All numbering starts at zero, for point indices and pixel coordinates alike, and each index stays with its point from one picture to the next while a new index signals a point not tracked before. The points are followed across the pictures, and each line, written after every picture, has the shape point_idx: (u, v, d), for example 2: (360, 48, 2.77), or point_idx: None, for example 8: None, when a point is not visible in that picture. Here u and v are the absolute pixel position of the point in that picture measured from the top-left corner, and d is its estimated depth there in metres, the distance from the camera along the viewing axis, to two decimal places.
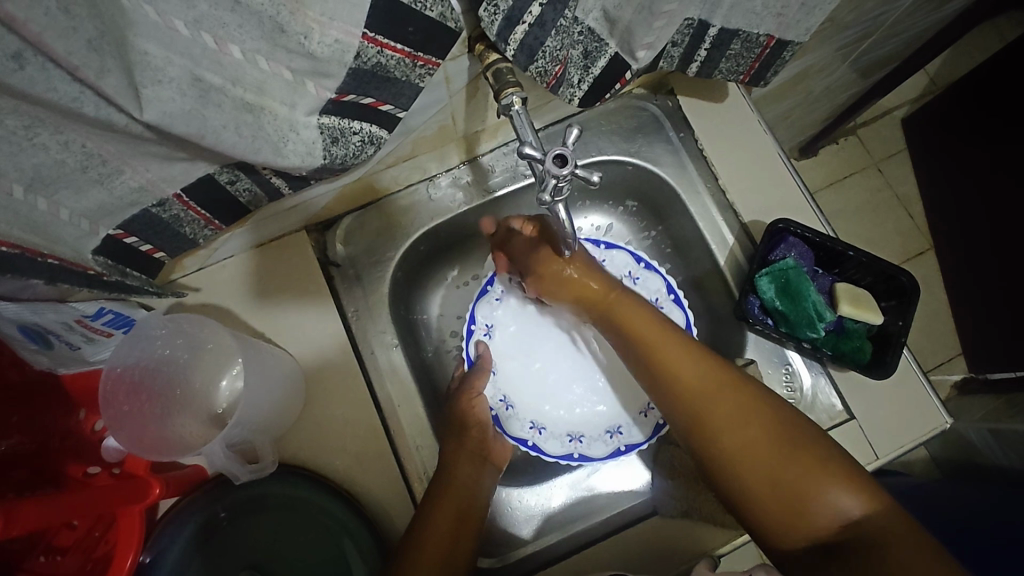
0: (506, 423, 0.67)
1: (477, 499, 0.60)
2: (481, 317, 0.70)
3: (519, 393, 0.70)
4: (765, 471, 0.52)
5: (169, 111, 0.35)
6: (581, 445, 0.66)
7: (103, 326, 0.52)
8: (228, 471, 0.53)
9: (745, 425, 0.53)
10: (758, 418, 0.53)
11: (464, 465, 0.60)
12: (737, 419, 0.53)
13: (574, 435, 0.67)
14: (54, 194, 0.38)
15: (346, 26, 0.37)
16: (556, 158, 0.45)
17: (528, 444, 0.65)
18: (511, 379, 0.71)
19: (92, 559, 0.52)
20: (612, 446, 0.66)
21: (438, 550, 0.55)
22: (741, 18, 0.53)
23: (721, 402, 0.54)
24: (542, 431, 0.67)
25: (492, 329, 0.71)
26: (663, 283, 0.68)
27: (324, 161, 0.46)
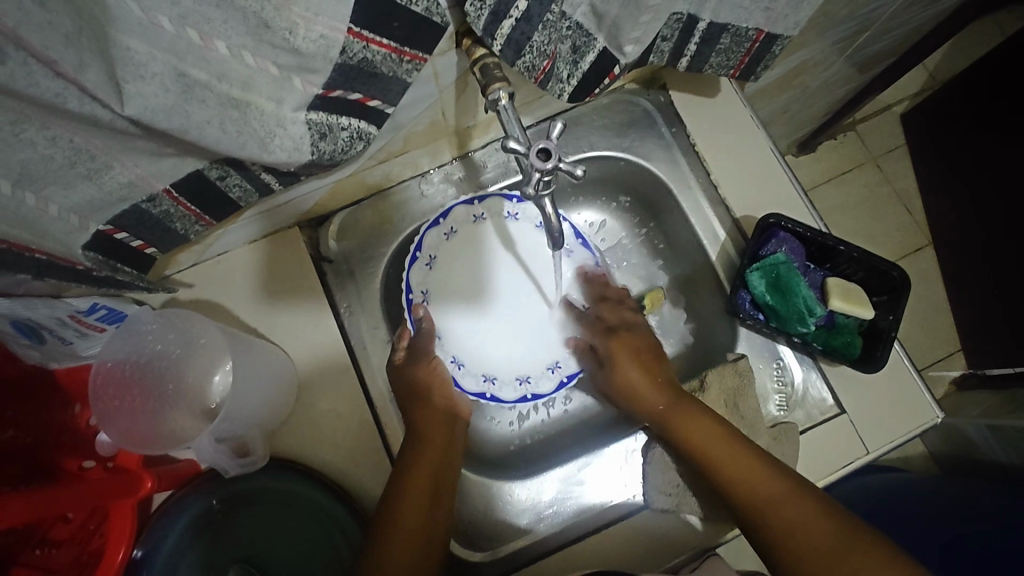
0: (461, 380, 0.66)
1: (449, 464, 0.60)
2: (416, 283, 0.67)
3: (466, 349, 0.68)
4: (804, 550, 0.50)
5: (151, 106, 0.35)
6: (531, 384, 0.68)
7: (95, 321, 0.52)
8: (217, 464, 0.53)
9: (787, 500, 0.53)
10: (799, 503, 0.53)
11: (433, 429, 0.61)
12: (778, 500, 0.53)
13: (522, 377, 0.68)
14: (44, 190, 0.38)
15: (331, 21, 0.37)
16: (540, 152, 0.45)
17: (486, 397, 0.66)
18: (455, 339, 0.68)
19: (88, 551, 0.52)
20: (557, 380, 0.68)
21: (414, 540, 0.54)
22: (730, 12, 0.53)
23: (764, 490, 0.54)
24: (495, 380, 0.67)
25: (428, 293, 0.67)
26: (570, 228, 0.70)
27: (312, 156, 0.46)
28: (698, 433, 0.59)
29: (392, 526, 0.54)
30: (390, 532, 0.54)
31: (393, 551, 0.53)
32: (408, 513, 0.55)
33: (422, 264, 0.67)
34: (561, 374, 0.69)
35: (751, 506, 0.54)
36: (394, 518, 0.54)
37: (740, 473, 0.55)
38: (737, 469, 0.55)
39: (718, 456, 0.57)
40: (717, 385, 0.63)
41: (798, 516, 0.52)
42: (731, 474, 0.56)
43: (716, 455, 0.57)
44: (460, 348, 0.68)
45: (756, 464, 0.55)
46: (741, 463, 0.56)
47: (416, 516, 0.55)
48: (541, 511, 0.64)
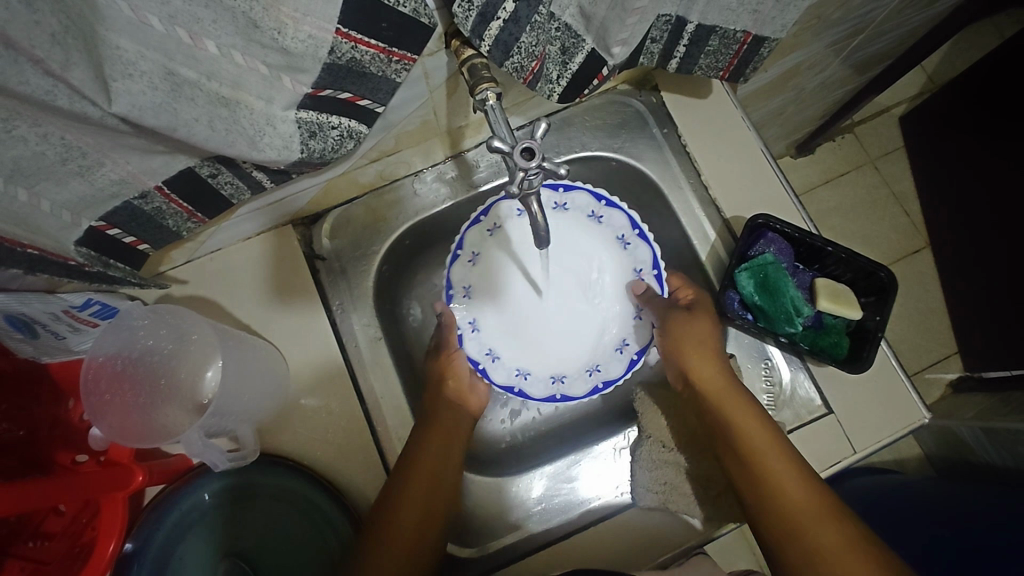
0: (491, 373, 0.68)
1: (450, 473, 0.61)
2: (459, 280, 0.70)
3: (504, 342, 0.70)
4: (801, 548, 0.52)
5: (139, 104, 0.36)
6: (564, 386, 0.68)
7: (90, 316, 0.54)
8: (205, 458, 0.53)
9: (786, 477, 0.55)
10: (814, 503, 0.53)
11: (436, 433, 0.62)
12: (794, 495, 0.54)
13: (557, 376, 0.69)
14: (35, 185, 0.39)
15: (319, 21, 0.38)
16: (523, 151, 0.46)
17: (514, 392, 0.68)
18: (494, 332, 0.70)
19: (80, 543, 0.53)
20: (591, 384, 0.68)
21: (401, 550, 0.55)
22: (718, 14, 0.53)
23: (785, 482, 0.55)
24: (528, 376, 0.69)
25: (471, 289, 0.70)
26: (627, 219, 0.69)
27: (301, 154, 0.47)
28: (745, 424, 0.58)
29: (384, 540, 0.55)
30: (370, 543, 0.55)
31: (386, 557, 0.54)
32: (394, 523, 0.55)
33: (464, 262, 0.70)
34: (596, 379, 0.68)
35: (765, 500, 0.55)
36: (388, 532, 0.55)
37: (770, 466, 0.56)
38: (757, 442, 0.57)
39: (758, 446, 0.57)
40: None
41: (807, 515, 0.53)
42: (764, 467, 0.56)
43: (753, 448, 0.57)
44: (497, 341, 0.70)
45: (787, 460, 0.56)
46: (773, 458, 0.56)
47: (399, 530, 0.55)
48: (529, 508, 0.65)
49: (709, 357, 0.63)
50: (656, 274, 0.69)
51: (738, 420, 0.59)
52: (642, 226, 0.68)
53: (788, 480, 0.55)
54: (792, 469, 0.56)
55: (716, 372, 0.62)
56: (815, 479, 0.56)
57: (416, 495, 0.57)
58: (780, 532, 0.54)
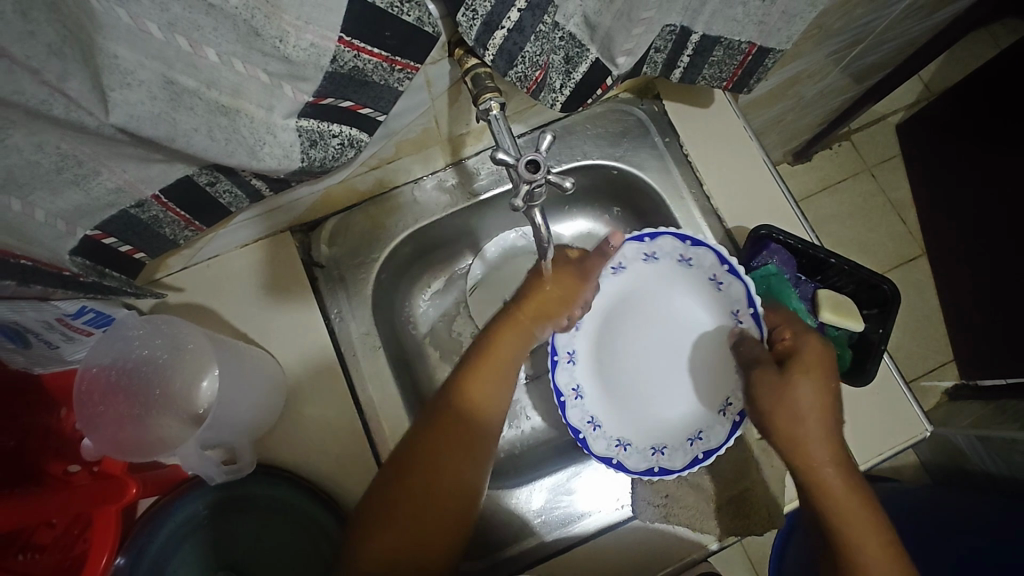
0: (593, 442, 0.64)
1: (468, 492, 0.56)
2: (563, 346, 0.68)
3: (607, 412, 0.67)
4: None
5: (136, 114, 0.35)
6: (663, 458, 0.64)
7: (83, 325, 0.52)
8: (202, 472, 0.53)
9: (872, 540, 0.49)
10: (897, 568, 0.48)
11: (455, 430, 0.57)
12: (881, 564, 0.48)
13: (657, 446, 0.65)
14: (29, 195, 0.38)
15: (322, 29, 0.37)
16: (528, 164, 0.46)
17: (613, 463, 0.62)
18: (600, 401, 0.67)
19: (71, 557, 0.52)
20: (691, 455, 0.63)
21: (394, 545, 0.52)
22: (722, 25, 0.53)
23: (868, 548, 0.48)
24: (628, 446, 0.64)
25: (575, 354, 0.68)
26: (716, 255, 0.64)
27: (302, 163, 0.46)
28: (832, 479, 0.50)
29: (375, 535, 0.52)
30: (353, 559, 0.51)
31: (375, 546, 0.52)
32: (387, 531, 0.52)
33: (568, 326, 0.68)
34: (697, 449, 0.63)
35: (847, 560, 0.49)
36: (379, 529, 0.52)
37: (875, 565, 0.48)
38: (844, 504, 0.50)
39: (843, 510, 0.50)
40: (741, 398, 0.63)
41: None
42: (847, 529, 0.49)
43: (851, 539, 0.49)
44: (600, 410, 0.67)
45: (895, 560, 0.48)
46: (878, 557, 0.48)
47: (386, 537, 0.52)
48: (529, 520, 0.64)
49: (815, 424, 0.51)
50: (755, 310, 0.62)
51: (843, 508, 0.50)
52: (729, 263, 0.62)
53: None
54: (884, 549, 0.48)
55: (819, 436, 0.51)
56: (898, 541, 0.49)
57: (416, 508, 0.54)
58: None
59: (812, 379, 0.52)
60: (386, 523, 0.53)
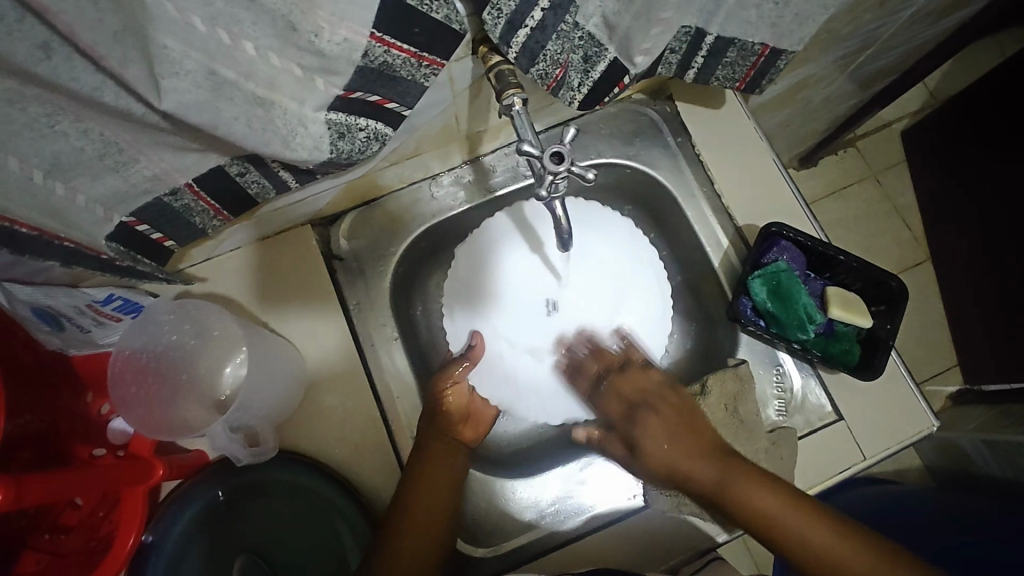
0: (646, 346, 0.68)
1: (460, 465, 0.62)
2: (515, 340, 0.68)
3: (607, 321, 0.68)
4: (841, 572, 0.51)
5: (184, 101, 0.36)
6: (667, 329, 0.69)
7: (113, 311, 0.55)
8: (228, 451, 0.56)
9: (788, 515, 0.54)
10: (821, 525, 0.53)
11: (436, 444, 0.61)
12: (802, 527, 0.53)
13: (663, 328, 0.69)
14: (71, 180, 0.40)
15: (355, 26, 0.39)
16: (553, 155, 0.48)
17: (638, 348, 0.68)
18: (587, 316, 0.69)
19: (96, 537, 0.53)
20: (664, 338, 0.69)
21: (414, 551, 0.56)
22: (736, 27, 0.54)
23: (783, 521, 0.54)
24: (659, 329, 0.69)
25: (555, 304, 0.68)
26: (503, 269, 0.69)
27: (331, 155, 0.48)
28: (727, 479, 0.56)
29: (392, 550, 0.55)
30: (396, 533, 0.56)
31: (402, 553, 0.55)
32: (418, 504, 0.58)
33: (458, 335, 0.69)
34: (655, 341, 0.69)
35: (780, 539, 0.54)
36: (395, 539, 0.56)
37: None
38: (742, 494, 0.55)
39: (754, 500, 0.55)
40: (718, 390, 0.64)
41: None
42: (763, 517, 0.54)
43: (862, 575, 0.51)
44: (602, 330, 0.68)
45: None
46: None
47: (425, 505, 0.58)
48: (543, 509, 0.65)
49: (678, 445, 0.59)
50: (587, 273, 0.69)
51: (829, 551, 0.52)
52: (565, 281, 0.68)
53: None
54: (798, 510, 0.54)
55: (683, 450, 0.59)
56: (805, 499, 0.55)
57: (422, 523, 0.57)
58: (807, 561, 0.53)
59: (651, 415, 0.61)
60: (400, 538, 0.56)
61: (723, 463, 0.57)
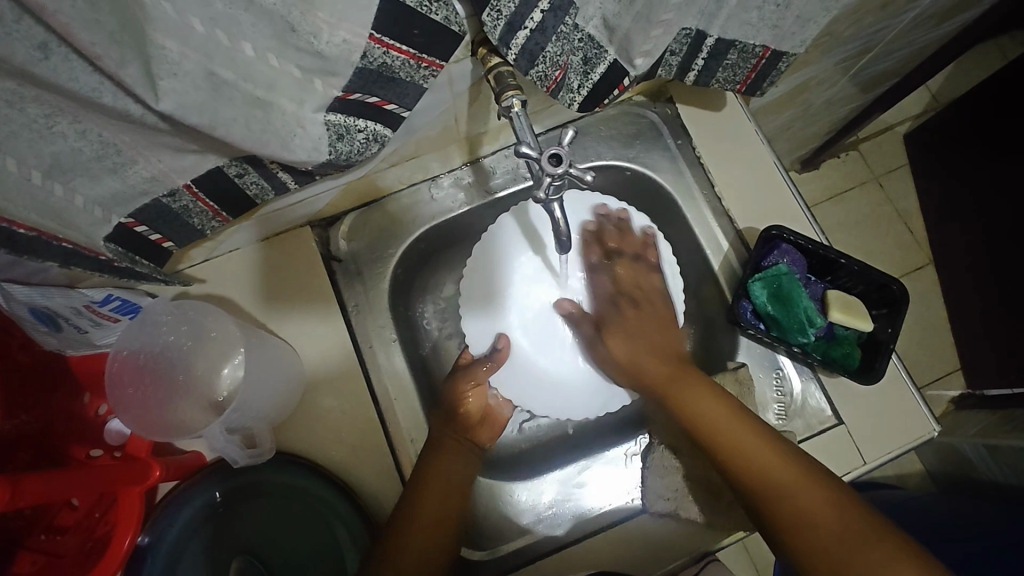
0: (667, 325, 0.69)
1: (468, 463, 0.63)
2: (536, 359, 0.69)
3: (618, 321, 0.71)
4: (777, 488, 0.56)
5: (184, 102, 0.36)
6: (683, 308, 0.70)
7: (111, 312, 0.55)
8: (225, 453, 0.55)
9: (739, 429, 0.58)
10: (765, 445, 0.58)
11: (448, 442, 0.62)
12: (750, 443, 0.58)
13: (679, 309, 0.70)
14: (70, 181, 0.40)
15: (354, 27, 0.39)
16: (551, 157, 0.48)
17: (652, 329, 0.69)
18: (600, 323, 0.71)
19: (92, 538, 0.53)
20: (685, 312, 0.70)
21: (419, 549, 0.56)
22: (737, 29, 0.54)
23: (734, 434, 0.58)
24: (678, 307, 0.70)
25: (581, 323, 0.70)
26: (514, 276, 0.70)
27: (329, 156, 0.47)
28: (692, 393, 0.61)
29: (398, 545, 0.55)
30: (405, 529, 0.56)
31: (407, 552, 0.55)
32: (427, 503, 0.57)
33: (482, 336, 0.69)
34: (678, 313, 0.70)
35: (728, 453, 0.58)
36: (400, 538, 0.55)
37: (812, 508, 0.54)
38: (703, 408, 0.60)
39: (710, 414, 0.60)
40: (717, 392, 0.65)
41: (869, 553, 0.52)
42: (718, 428, 0.59)
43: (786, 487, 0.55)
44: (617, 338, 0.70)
45: (829, 498, 0.54)
46: (816, 498, 0.54)
47: (433, 504, 0.58)
48: (541, 512, 0.66)
49: (655, 356, 0.64)
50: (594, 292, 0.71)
51: (763, 466, 0.57)
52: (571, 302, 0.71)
53: (834, 517, 0.54)
54: (747, 428, 0.59)
55: (657, 363, 0.64)
56: (756, 421, 0.59)
57: (427, 522, 0.57)
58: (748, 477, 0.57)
59: (635, 323, 0.66)
60: (406, 534, 0.56)
61: (695, 380, 0.62)
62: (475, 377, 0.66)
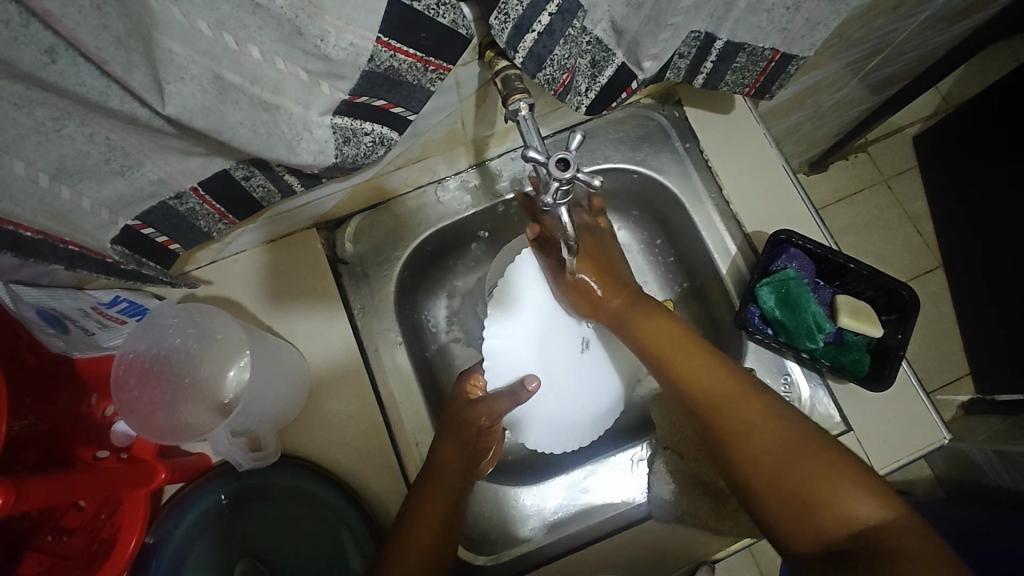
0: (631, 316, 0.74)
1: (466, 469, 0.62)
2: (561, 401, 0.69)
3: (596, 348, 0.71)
4: (726, 406, 0.57)
5: (190, 107, 0.36)
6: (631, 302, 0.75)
7: (117, 313, 0.55)
8: (229, 456, 0.55)
9: (686, 351, 0.60)
10: (711, 362, 0.59)
11: (450, 449, 0.61)
12: (694, 362, 0.60)
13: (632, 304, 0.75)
14: (77, 184, 0.40)
15: (361, 30, 0.38)
16: (558, 162, 0.47)
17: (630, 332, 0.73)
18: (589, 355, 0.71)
19: (98, 540, 0.53)
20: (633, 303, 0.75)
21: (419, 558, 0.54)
22: (747, 31, 0.54)
23: (681, 351, 0.61)
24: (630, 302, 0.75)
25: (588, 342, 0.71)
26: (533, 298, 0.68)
27: (336, 160, 0.47)
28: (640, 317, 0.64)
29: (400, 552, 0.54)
30: (407, 531, 0.55)
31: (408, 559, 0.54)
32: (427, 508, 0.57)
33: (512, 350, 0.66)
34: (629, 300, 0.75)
35: (679, 372, 0.60)
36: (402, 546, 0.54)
37: (750, 418, 0.56)
38: (652, 331, 0.63)
39: (658, 337, 0.62)
40: None
41: (806, 462, 0.52)
42: (661, 349, 0.61)
43: (727, 400, 0.57)
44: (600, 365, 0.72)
45: (769, 411, 0.56)
46: (756, 411, 0.56)
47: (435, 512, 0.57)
48: (546, 517, 0.65)
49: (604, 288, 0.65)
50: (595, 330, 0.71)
51: (704, 380, 0.58)
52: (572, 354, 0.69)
53: (773, 430, 0.55)
54: (692, 348, 0.61)
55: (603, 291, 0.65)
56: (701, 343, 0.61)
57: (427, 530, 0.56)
58: (695, 390, 0.59)
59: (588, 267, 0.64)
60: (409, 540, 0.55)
61: (646, 308, 0.64)
62: (492, 407, 0.62)
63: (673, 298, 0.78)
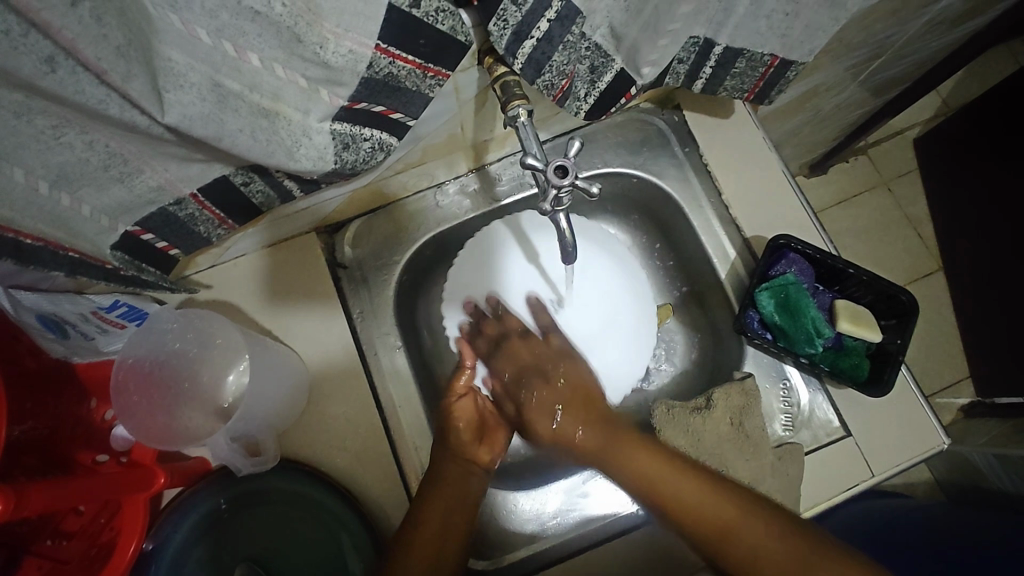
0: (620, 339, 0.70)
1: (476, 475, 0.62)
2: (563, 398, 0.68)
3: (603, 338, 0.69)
4: (715, 530, 0.52)
5: (189, 114, 0.36)
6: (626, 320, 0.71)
7: (116, 318, 0.56)
8: (229, 462, 0.56)
9: (657, 469, 0.56)
10: (683, 475, 0.55)
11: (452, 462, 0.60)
12: (673, 484, 0.55)
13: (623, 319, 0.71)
14: (77, 191, 0.40)
15: (361, 37, 0.39)
16: (557, 168, 0.48)
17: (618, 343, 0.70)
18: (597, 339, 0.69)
19: (96, 545, 0.53)
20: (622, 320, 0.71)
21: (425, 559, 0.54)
22: (746, 37, 0.54)
23: (655, 470, 0.56)
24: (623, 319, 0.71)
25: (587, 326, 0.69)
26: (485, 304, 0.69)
27: (335, 166, 0.47)
28: (605, 430, 0.59)
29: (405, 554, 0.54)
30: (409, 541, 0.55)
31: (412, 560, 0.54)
32: (429, 515, 0.56)
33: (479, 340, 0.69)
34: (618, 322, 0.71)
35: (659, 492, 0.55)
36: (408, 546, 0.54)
37: (751, 543, 0.51)
38: (622, 449, 0.58)
39: (631, 459, 0.57)
40: (723, 404, 0.62)
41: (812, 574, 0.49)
42: (638, 471, 0.57)
43: (721, 524, 0.52)
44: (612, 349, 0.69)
45: (762, 528, 0.52)
46: (750, 533, 0.51)
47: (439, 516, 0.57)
48: (545, 521, 0.65)
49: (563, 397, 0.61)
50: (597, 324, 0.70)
51: (686, 499, 0.54)
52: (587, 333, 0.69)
53: (767, 539, 0.51)
54: (665, 466, 0.56)
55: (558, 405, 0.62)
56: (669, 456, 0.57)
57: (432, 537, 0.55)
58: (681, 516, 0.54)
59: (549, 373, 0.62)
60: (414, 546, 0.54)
61: (604, 417, 0.60)
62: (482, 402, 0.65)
63: (672, 302, 0.78)
